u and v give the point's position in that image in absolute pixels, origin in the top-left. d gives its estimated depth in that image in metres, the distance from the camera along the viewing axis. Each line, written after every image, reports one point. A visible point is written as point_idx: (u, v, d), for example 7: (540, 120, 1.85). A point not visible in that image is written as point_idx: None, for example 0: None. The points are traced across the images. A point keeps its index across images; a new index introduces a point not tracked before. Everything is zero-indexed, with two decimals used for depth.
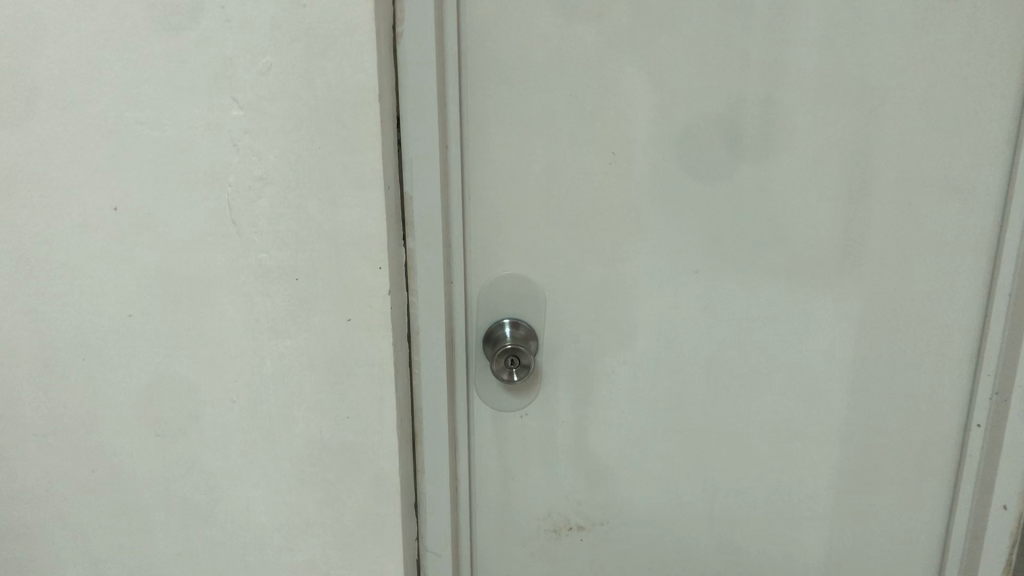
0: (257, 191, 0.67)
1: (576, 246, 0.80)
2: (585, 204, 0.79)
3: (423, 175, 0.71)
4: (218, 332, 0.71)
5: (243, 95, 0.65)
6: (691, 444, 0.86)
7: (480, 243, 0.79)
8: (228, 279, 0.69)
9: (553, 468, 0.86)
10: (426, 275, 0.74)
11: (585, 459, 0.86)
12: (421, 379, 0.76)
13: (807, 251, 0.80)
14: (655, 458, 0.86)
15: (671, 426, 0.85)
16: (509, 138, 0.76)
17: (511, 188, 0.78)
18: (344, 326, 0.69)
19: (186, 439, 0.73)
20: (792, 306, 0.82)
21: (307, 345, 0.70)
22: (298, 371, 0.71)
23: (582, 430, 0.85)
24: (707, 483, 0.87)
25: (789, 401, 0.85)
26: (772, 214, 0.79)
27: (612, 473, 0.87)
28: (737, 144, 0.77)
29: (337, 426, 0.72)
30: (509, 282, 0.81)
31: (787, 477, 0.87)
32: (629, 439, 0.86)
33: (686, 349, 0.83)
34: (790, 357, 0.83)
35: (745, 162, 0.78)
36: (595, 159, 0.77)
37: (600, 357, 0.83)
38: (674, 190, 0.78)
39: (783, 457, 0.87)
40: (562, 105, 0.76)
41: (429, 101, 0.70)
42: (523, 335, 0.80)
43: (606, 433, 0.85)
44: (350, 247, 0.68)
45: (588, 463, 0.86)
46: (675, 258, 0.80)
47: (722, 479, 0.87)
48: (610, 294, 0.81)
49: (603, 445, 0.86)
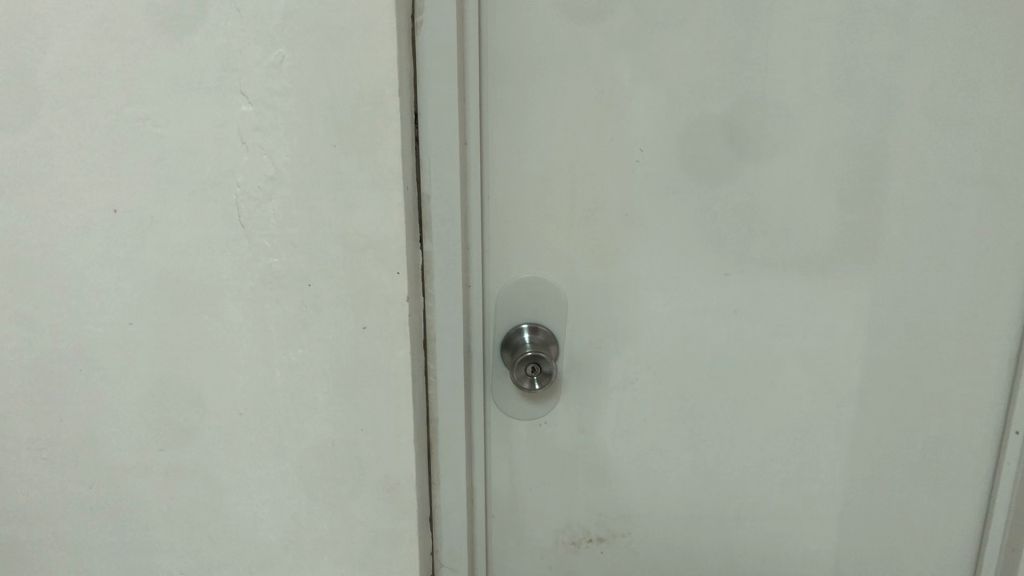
0: (267, 192, 0.63)
1: (599, 249, 0.76)
2: (610, 205, 0.75)
3: (442, 175, 0.68)
4: (225, 341, 0.67)
5: (252, 89, 0.61)
6: (717, 453, 0.83)
7: (498, 246, 0.76)
8: (235, 285, 0.66)
9: (573, 479, 0.83)
10: (443, 280, 0.70)
11: (606, 470, 0.83)
12: (438, 388, 0.73)
13: (840, 254, 0.77)
14: (679, 467, 0.83)
15: (696, 436, 0.82)
16: (530, 135, 0.73)
17: (532, 187, 0.74)
18: (359, 334, 0.66)
19: (190, 453, 0.70)
20: (824, 311, 0.79)
21: (319, 354, 0.67)
22: (310, 382, 0.68)
23: (604, 439, 0.82)
24: (731, 494, 0.84)
25: (818, 409, 0.82)
26: (804, 215, 0.76)
27: (634, 483, 0.83)
28: (770, 142, 0.74)
29: (351, 438, 0.69)
30: (529, 286, 0.77)
31: (815, 487, 0.84)
32: (651, 449, 0.82)
33: (713, 356, 0.80)
34: (820, 364, 0.80)
35: (778, 162, 0.74)
36: (620, 157, 0.74)
37: (623, 364, 0.80)
38: (703, 190, 0.75)
39: (810, 467, 0.84)
40: (586, 100, 0.72)
41: (448, 96, 0.66)
42: (543, 341, 0.77)
43: (628, 442, 0.82)
44: (366, 252, 0.64)
45: (609, 474, 0.83)
46: (703, 261, 0.77)
47: (747, 490, 0.84)
48: (635, 300, 0.78)
49: (624, 455, 0.82)
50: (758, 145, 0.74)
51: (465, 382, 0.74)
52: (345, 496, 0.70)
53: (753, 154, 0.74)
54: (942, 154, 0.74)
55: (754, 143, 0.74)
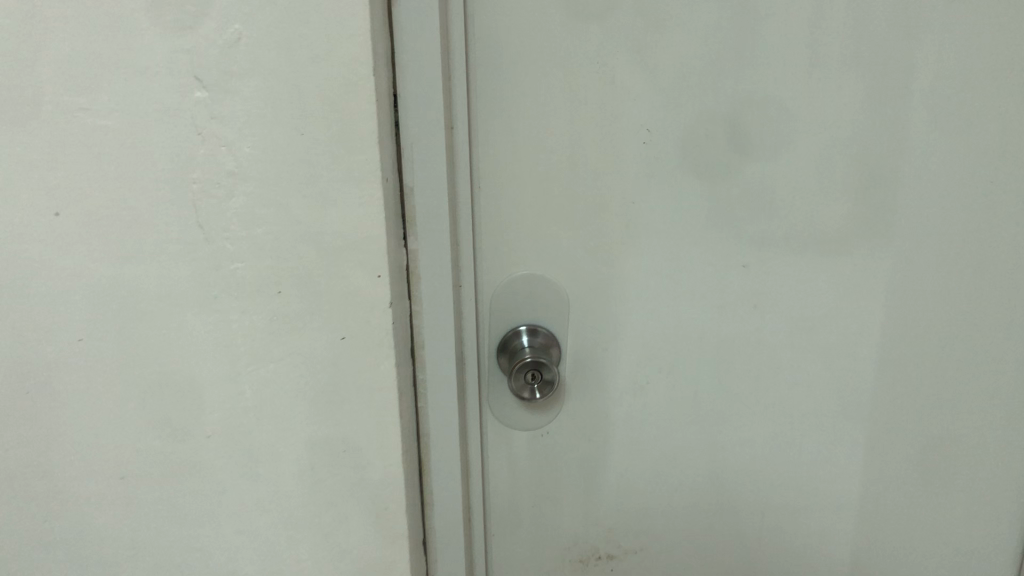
0: (228, 188, 0.56)
1: (603, 242, 0.69)
2: (615, 193, 0.67)
3: (428, 166, 0.61)
4: (188, 358, 0.60)
5: (207, 72, 0.54)
6: (737, 457, 0.76)
7: (492, 241, 0.68)
8: (196, 295, 0.58)
9: (579, 491, 0.76)
10: (431, 281, 0.63)
11: (616, 480, 0.76)
12: (428, 399, 0.66)
13: (871, 240, 0.70)
14: (695, 476, 0.77)
15: (713, 442, 0.76)
16: (525, 117, 0.65)
17: (528, 176, 0.66)
18: (338, 346, 0.59)
19: (154, 481, 0.63)
20: (854, 302, 0.71)
21: (294, 369, 0.60)
22: (285, 400, 0.61)
23: (613, 449, 0.75)
24: (753, 501, 0.78)
25: (846, 409, 0.75)
26: (833, 198, 0.68)
27: (646, 494, 0.77)
28: (796, 118, 0.66)
29: (333, 461, 0.62)
30: (526, 285, 0.69)
31: (843, 491, 0.78)
32: (663, 457, 0.76)
33: (733, 355, 0.73)
34: (851, 360, 0.73)
35: (806, 141, 0.66)
36: (626, 139, 0.66)
37: (632, 367, 0.73)
38: (721, 174, 0.67)
39: (836, 469, 0.77)
40: (587, 78, 0.64)
41: (430, 77, 0.59)
42: (544, 343, 0.70)
43: (639, 450, 0.75)
44: (343, 253, 0.57)
45: (619, 485, 0.76)
46: (721, 252, 0.70)
47: (769, 496, 0.78)
48: (645, 298, 0.71)
49: (634, 465, 0.76)
50: (782, 121, 0.66)
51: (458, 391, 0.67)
52: (329, 524, 0.64)
53: (776, 132, 0.66)
54: (988, 128, 0.66)
55: (777, 119, 0.66)
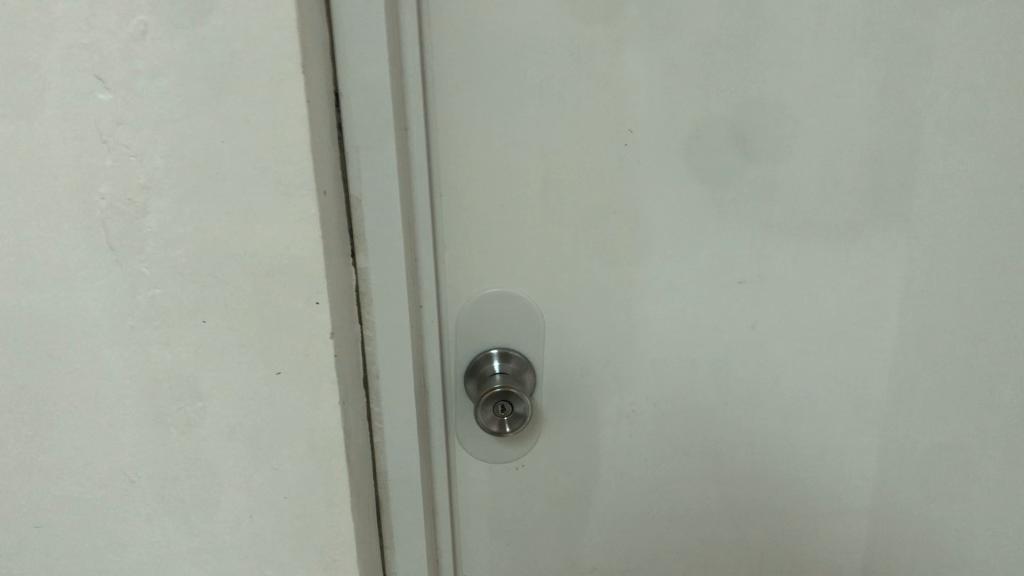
0: (140, 205, 0.49)
1: (582, 258, 0.61)
2: (595, 202, 0.60)
3: (374, 175, 0.53)
4: (105, 397, 0.53)
5: (111, 71, 0.46)
6: (733, 490, 0.69)
7: (455, 255, 0.61)
8: (110, 326, 0.51)
9: (557, 526, 0.69)
10: (383, 304, 0.56)
11: (598, 515, 0.69)
12: (385, 434, 0.59)
13: (883, 251, 0.62)
14: (688, 511, 0.69)
15: (707, 474, 0.68)
16: (491, 116, 0.57)
17: (495, 184, 0.59)
18: (274, 382, 0.52)
19: (75, 531, 0.56)
20: (864, 321, 0.64)
21: (225, 407, 0.53)
22: (216, 442, 0.53)
23: (596, 482, 0.68)
24: (749, 537, 0.71)
25: (855, 437, 0.67)
26: (839, 206, 0.60)
27: (633, 530, 0.70)
28: (799, 115, 0.58)
29: (273, 509, 0.55)
30: (497, 304, 0.62)
31: (849, 526, 0.70)
32: (653, 492, 0.68)
33: (727, 377, 0.65)
34: (859, 384, 0.66)
35: (810, 141, 0.58)
36: (606, 141, 0.58)
37: (617, 394, 0.65)
38: (712, 178, 0.59)
39: (842, 502, 0.70)
40: (561, 73, 0.56)
41: (376, 76, 0.51)
42: (516, 369, 0.63)
43: (625, 484, 0.68)
44: (275, 278, 0.50)
45: (602, 519, 0.69)
46: (714, 267, 0.62)
47: (768, 532, 0.71)
48: (629, 318, 0.63)
49: (620, 499, 0.69)
50: (783, 118, 0.58)
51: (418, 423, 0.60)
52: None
53: (775, 131, 0.58)
54: (1014, 127, 0.59)
55: (778, 116, 0.58)
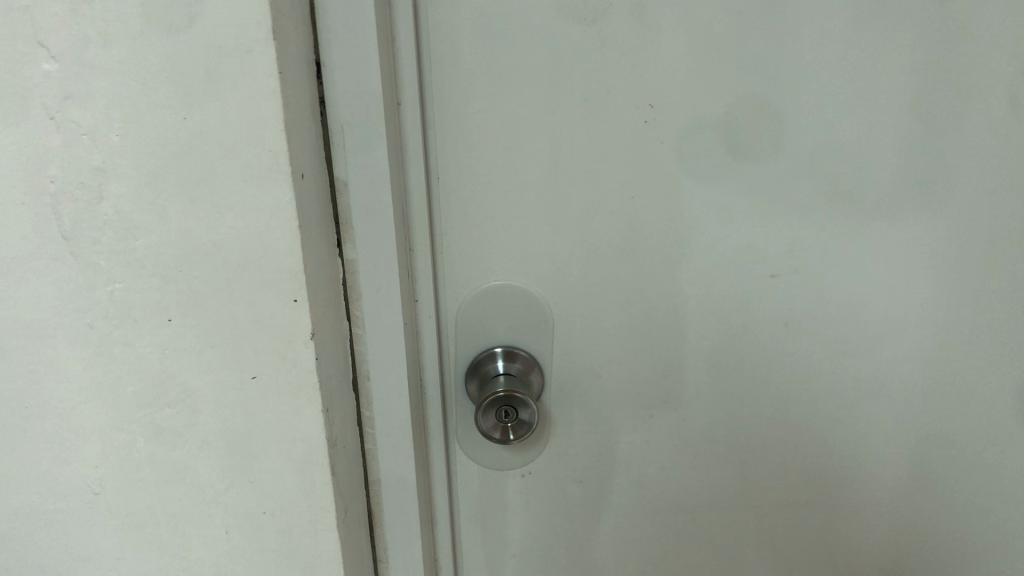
0: (94, 190, 0.43)
1: (595, 247, 0.55)
2: (610, 187, 0.53)
3: (362, 157, 0.47)
4: (64, 401, 0.47)
5: (56, 38, 0.41)
6: (758, 503, 0.64)
7: (455, 246, 0.55)
8: (66, 324, 0.46)
9: (567, 536, 0.64)
10: (373, 298, 0.51)
11: (610, 524, 0.64)
12: (377, 438, 0.54)
13: (932, 244, 0.55)
14: (709, 518, 0.64)
15: (732, 481, 0.63)
16: (494, 90, 0.51)
17: (498, 165, 0.53)
18: (248, 388, 0.47)
19: (40, 542, 0.51)
20: (909, 321, 0.57)
21: (194, 416, 0.47)
22: (186, 453, 0.48)
23: (609, 489, 0.62)
24: (773, 549, 0.66)
25: (894, 447, 0.62)
26: (884, 193, 0.54)
27: (649, 537, 0.65)
28: (845, 89, 0.51)
29: (252, 524, 0.50)
30: (501, 298, 0.56)
31: (882, 541, 0.65)
32: (672, 499, 0.63)
33: (757, 382, 0.59)
34: (902, 389, 0.60)
35: (854, 120, 0.52)
36: (623, 118, 0.52)
37: (634, 396, 0.60)
38: (745, 162, 0.53)
39: (876, 517, 0.64)
40: (573, 41, 0.50)
41: (361, 44, 0.45)
42: (522, 370, 0.58)
43: (641, 490, 0.63)
44: (248, 273, 0.44)
45: (614, 529, 0.64)
46: (742, 261, 0.56)
47: (792, 545, 0.66)
48: (647, 315, 0.57)
49: (636, 506, 0.63)
50: (825, 94, 0.51)
51: (413, 428, 0.55)
52: None
53: (817, 108, 0.52)
54: None
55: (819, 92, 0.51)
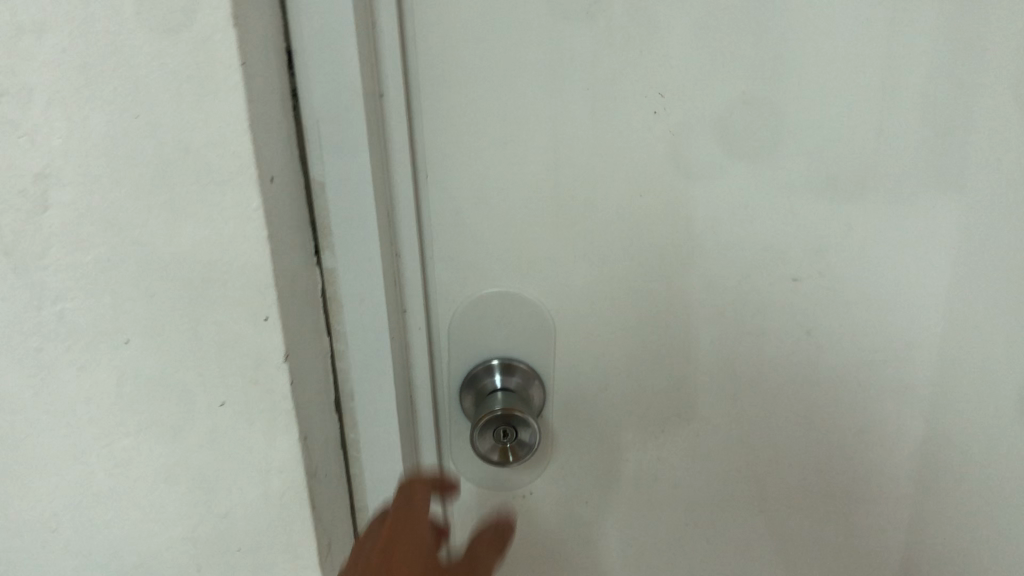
0: (37, 198, 0.38)
1: (599, 249, 0.50)
2: (615, 184, 0.49)
3: (341, 155, 0.43)
4: (14, 430, 0.43)
5: None
6: (775, 521, 0.59)
7: (446, 250, 0.50)
8: (14, 346, 0.41)
9: (569, 554, 0.60)
10: (355, 310, 0.46)
11: (617, 541, 0.60)
12: (363, 456, 0.50)
13: (975, 254, 0.50)
14: (722, 535, 0.60)
15: (748, 497, 0.58)
16: (488, 79, 0.46)
17: (493, 162, 0.48)
18: (217, 416, 0.42)
19: None
20: (944, 333, 0.52)
21: (159, 445, 0.43)
22: (152, 486, 0.44)
23: (614, 503, 0.58)
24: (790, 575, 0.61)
25: (927, 469, 0.57)
26: (921, 194, 0.49)
27: (658, 555, 0.60)
28: (879, 78, 0.46)
29: (225, 561, 0.46)
30: (497, 306, 0.52)
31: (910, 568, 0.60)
32: (682, 514, 0.59)
33: (775, 394, 0.55)
34: (935, 406, 0.55)
35: (889, 111, 0.47)
36: (630, 110, 0.47)
37: (641, 407, 0.55)
38: (765, 158, 0.48)
39: (904, 545, 0.59)
40: (574, 24, 0.45)
41: (337, 30, 0.40)
42: (521, 384, 0.53)
43: (648, 506, 0.58)
44: (212, 290, 0.40)
45: (620, 545, 0.60)
46: (760, 264, 0.51)
47: (810, 571, 0.61)
48: (656, 323, 0.53)
49: (642, 521, 0.59)
50: (857, 82, 0.46)
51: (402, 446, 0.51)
52: None
53: (848, 98, 0.47)
54: None
55: (851, 80, 0.46)
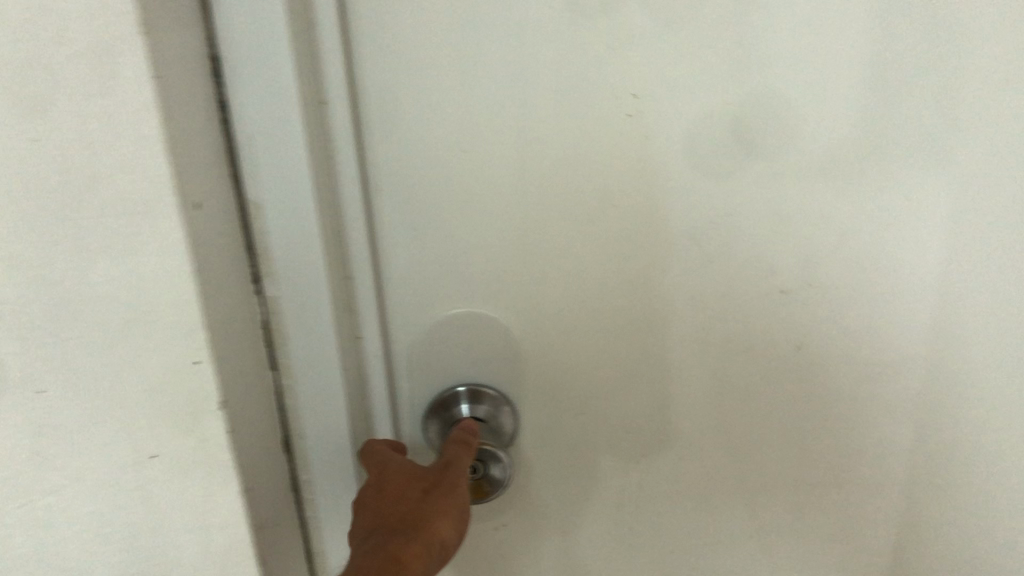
0: None
1: (568, 263, 0.46)
2: (585, 192, 0.45)
3: (278, 173, 0.38)
4: None
5: None
6: (758, 535, 0.56)
7: (403, 269, 0.46)
8: None
9: (544, 574, 0.58)
10: (302, 341, 0.42)
11: (592, 558, 0.57)
12: (316, 492, 0.46)
13: (976, 259, 0.46)
14: (703, 551, 0.57)
15: (728, 511, 0.55)
16: (442, 83, 0.41)
17: (450, 172, 0.44)
18: (146, 467, 0.38)
19: None
20: (943, 343, 0.49)
21: (83, 501, 0.38)
22: (78, 542, 0.39)
23: (587, 519, 0.55)
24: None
25: (919, 482, 0.53)
26: (924, 200, 0.44)
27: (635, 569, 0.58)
28: (874, 74, 0.42)
29: None
30: (460, 325, 0.48)
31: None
32: (659, 531, 0.56)
33: (762, 411, 0.51)
34: (931, 419, 0.51)
35: (886, 111, 0.43)
36: (601, 112, 0.43)
37: (615, 425, 0.52)
38: (750, 163, 0.44)
39: (894, 558, 0.56)
40: (537, 20, 0.40)
41: (268, 35, 0.36)
42: (490, 413, 0.49)
43: (623, 522, 0.56)
44: (132, 333, 0.35)
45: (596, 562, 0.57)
46: (744, 274, 0.47)
47: None
48: (634, 340, 0.49)
49: (618, 538, 0.56)
50: (851, 79, 0.42)
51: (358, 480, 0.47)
52: None
53: (841, 96, 0.42)
54: None
55: (844, 77, 0.42)
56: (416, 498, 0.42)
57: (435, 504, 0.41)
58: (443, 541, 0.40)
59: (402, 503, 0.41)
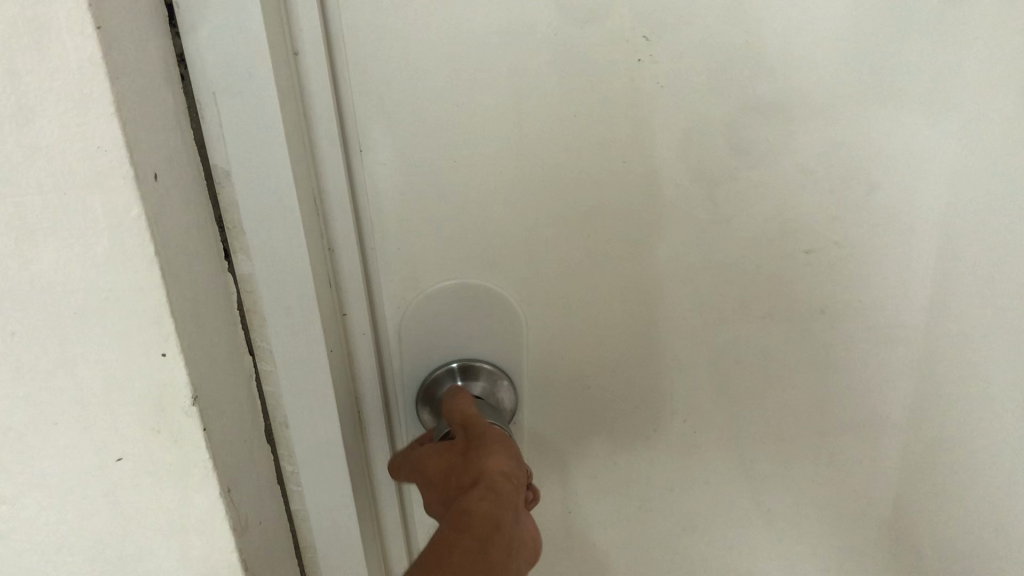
0: None
1: (572, 225, 0.42)
2: (589, 148, 0.40)
3: (247, 137, 0.34)
4: None
5: None
6: (772, 501, 0.53)
7: (391, 236, 0.42)
8: None
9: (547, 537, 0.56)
10: (282, 322, 0.38)
11: (598, 523, 0.55)
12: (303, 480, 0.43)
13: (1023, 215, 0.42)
14: (714, 515, 0.54)
15: (741, 477, 0.52)
16: (429, 28, 0.37)
17: (440, 128, 0.39)
18: (114, 470, 0.34)
19: None
20: (979, 305, 0.45)
21: (48, 504, 0.34)
22: (48, 545, 0.36)
23: (593, 485, 0.53)
24: (785, 558, 0.56)
25: (948, 450, 0.50)
26: (965, 150, 0.40)
27: (643, 534, 0.55)
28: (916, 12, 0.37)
29: None
30: (454, 296, 0.44)
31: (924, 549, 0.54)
32: (669, 497, 0.53)
33: (778, 384, 0.48)
34: (964, 385, 0.48)
35: (929, 56, 0.38)
36: (608, 62, 0.38)
37: (622, 394, 0.49)
38: (775, 117, 0.39)
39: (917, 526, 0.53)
40: None
41: None
42: (487, 387, 0.46)
43: (631, 487, 0.53)
44: (89, 325, 0.31)
45: (601, 528, 0.55)
46: (764, 234, 0.43)
47: (810, 549, 0.56)
48: (640, 311, 0.45)
49: (625, 503, 0.54)
50: (889, 18, 0.37)
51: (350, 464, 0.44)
52: None
53: (878, 39, 0.38)
54: None
55: (881, 15, 0.37)
56: (461, 460, 0.40)
57: (478, 450, 0.39)
58: (503, 472, 0.39)
59: (451, 477, 0.40)
